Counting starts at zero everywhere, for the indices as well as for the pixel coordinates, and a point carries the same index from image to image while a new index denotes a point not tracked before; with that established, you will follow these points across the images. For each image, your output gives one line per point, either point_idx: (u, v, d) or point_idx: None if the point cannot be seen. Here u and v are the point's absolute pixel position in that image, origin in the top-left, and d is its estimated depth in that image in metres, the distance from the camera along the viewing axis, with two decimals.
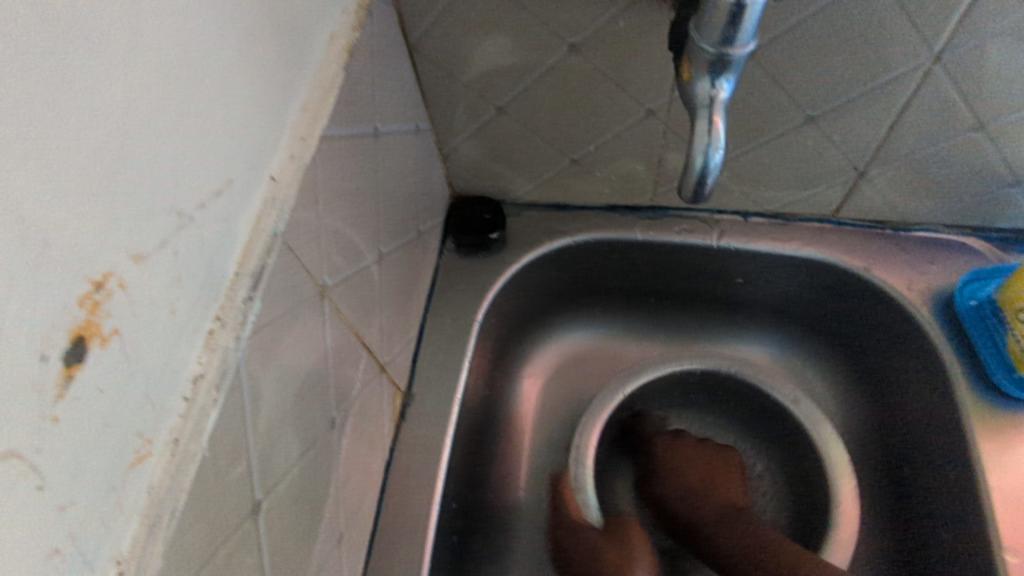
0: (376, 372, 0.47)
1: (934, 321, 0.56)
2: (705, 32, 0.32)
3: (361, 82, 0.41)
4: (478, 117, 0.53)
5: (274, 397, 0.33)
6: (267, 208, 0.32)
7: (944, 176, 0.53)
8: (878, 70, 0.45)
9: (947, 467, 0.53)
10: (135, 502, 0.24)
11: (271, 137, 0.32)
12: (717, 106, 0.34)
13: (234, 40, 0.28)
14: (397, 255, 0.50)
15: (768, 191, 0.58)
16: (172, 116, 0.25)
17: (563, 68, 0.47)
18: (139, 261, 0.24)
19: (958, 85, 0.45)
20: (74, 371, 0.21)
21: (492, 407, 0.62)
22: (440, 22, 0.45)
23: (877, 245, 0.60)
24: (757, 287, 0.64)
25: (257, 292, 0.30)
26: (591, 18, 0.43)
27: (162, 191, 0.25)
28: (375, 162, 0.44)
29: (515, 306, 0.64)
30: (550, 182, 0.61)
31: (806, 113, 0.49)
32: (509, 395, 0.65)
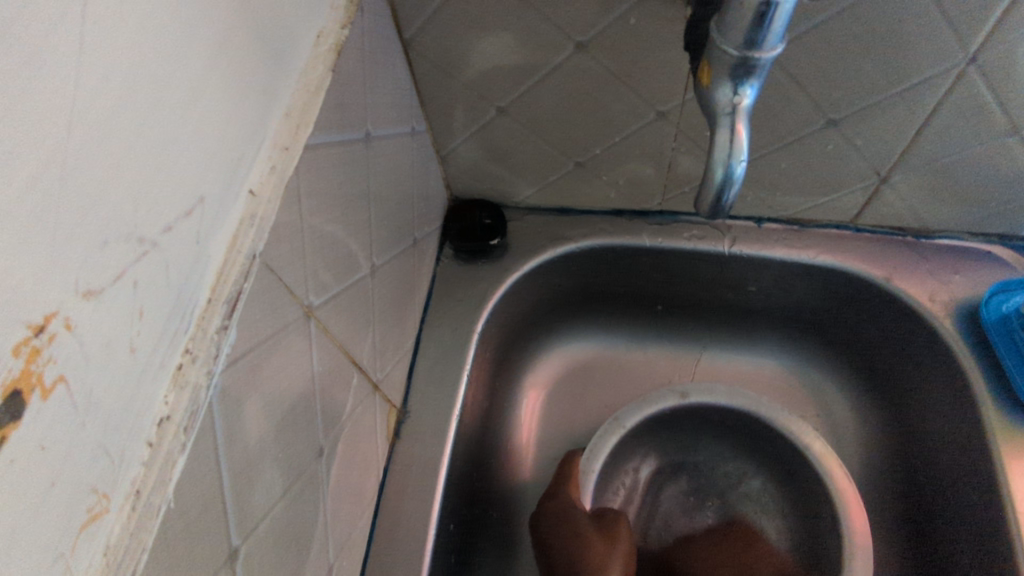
0: (369, 391, 0.44)
1: (958, 333, 0.53)
2: (728, 33, 0.29)
3: (351, 83, 0.38)
4: (478, 117, 0.50)
5: (253, 430, 0.30)
6: (245, 226, 0.29)
7: (972, 182, 0.50)
8: (907, 70, 0.41)
9: (969, 490, 0.51)
10: (88, 568, 0.21)
11: (250, 148, 0.29)
12: (739, 114, 0.31)
13: (204, 42, 0.25)
14: (392, 266, 0.47)
15: (784, 197, 0.55)
16: (132, 131, 0.22)
17: (569, 68, 0.44)
18: (90, 298, 0.21)
19: (993, 88, 0.41)
20: (8, 431, 0.18)
21: (492, 420, 0.59)
22: (436, 18, 0.42)
23: (898, 254, 0.57)
24: (770, 296, 0.61)
25: (231, 320, 0.27)
26: (601, 15, 0.40)
27: (119, 216, 0.22)
28: (367, 168, 0.41)
29: (516, 315, 0.61)
30: (554, 186, 0.58)
31: (827, 116, 0.46)
32: (511, 407, 0.62)
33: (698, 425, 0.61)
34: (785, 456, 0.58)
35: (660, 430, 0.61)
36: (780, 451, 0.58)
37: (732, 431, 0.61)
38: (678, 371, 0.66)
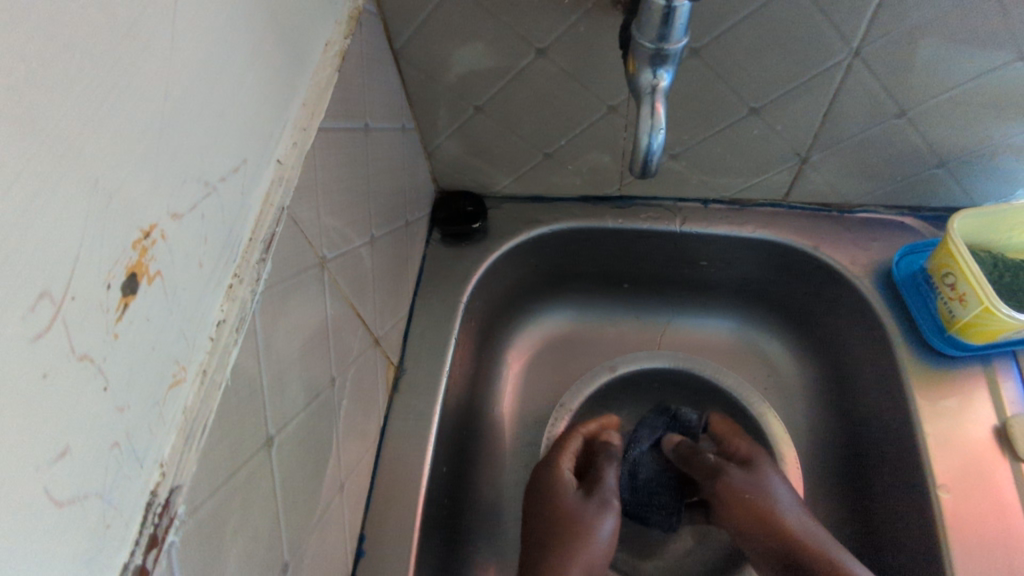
0: (370, 343, 0.52)
1: (875, 290, 0.62)
2: (645, 30, 0.38)
3: (353, 82, 0.46)
4: (458, 115, 0.59)
5: (282, 345, 0.38)
6: (275, 186, 0.37)
7: (876, 158, 0.59)
8: (808, 65, 0.51)
9: (889, 422, 0.59)
10: (174, 418, 0.29)
11: (277, 127, 0.38)
12: (658, 94, 0.40)
13: (247, 43, 0.34)
14: (387, 240, 0.56)
15: (724, 179, 0.64)
16: (200, 102, 0.30)
17: (531, 71, 0.54)
18: (176, 219, 0.29)
19: (877, 77, 0.51)
20: (129, 300, 0.26)
21: (478, 383, 0.67)
22: (421, 31, 0.51)
23: (825, 226, 0.66)
24: (720, 269, 0.70)
25: (267, 255, 0.36)
26: (555, 25, 0.49)
27: (193, 164, 0.30)
28: (366, 153, 0.50)
29: (497, 291, 0.70)
30: (527, 176, 0.66)
31: (749, 105, 0.55)
32: (495, 374, 0.70)
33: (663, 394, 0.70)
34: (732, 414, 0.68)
35: (626, 395, 0.71)
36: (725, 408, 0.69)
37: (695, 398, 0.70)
38: (646, 341, 0.74)
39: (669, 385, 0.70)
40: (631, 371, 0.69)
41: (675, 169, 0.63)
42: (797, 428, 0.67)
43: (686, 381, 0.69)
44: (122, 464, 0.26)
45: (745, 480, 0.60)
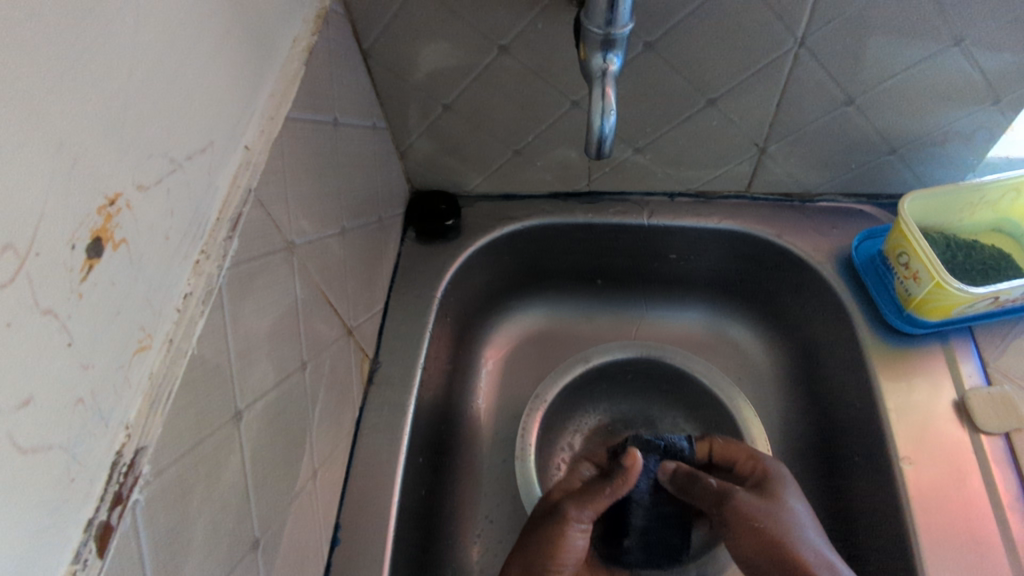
0: (344, 333, 0.53)
1: (837, 274, 0.64)
2: (593, 17, 0.40)
3: (322, 78, 0.48)
4: (428, 115, 0.61)
5: (251, 323, 0.39)
6: (243, 170, 0.39)
7: (830, 147, 0.62)
8: (758, 56, 0.53)
9: (854, 401, 0.61)
10: (139, 382, 0.30)
11: (245, 114, 0.40)
12: (608, 78, 0.42)
13: (211, 30, 0.36)
14: (360, 234, 0.57)
15: (688, 171, 0.66)
16: (165, 83, 0.32)
17: (496, 67, 0.56)
18: (141, 191, 0.30)
19: (823, 65, 0.54)
20: (94, 263, 0.27)
21: (455, 378, 0.68)
22: (388, 31, 0.53)
23: (787, 216, 0.68)
24: (689, 261, 0.72)
25: (234, 234, 0.37)
26: (515, 22, 0.51)
27: (159, 140, 0.32)
28: (336, 147, 0.52)
29: (473, 288, 0.71)
30: (498, 174, 0.68)
31: (705, 96, 0.57)
32: (472, 369, 0.71)
33: (638, 385, 0.72)
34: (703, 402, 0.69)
35: (600, 387, 0.72)
36: (696, 397, 0.70)
37: (668, 389, 0.71)
38: (620, 335, 0.76)
39: (642, 376, 0.72)
40: (607, 362, 0.71)
41: (640, 164, 0.65)
42: (769, 413, 0.69)
43: (657, 369, 0.71)
44: (87, 421, 0.27)
45: (749, 500, 0.52)
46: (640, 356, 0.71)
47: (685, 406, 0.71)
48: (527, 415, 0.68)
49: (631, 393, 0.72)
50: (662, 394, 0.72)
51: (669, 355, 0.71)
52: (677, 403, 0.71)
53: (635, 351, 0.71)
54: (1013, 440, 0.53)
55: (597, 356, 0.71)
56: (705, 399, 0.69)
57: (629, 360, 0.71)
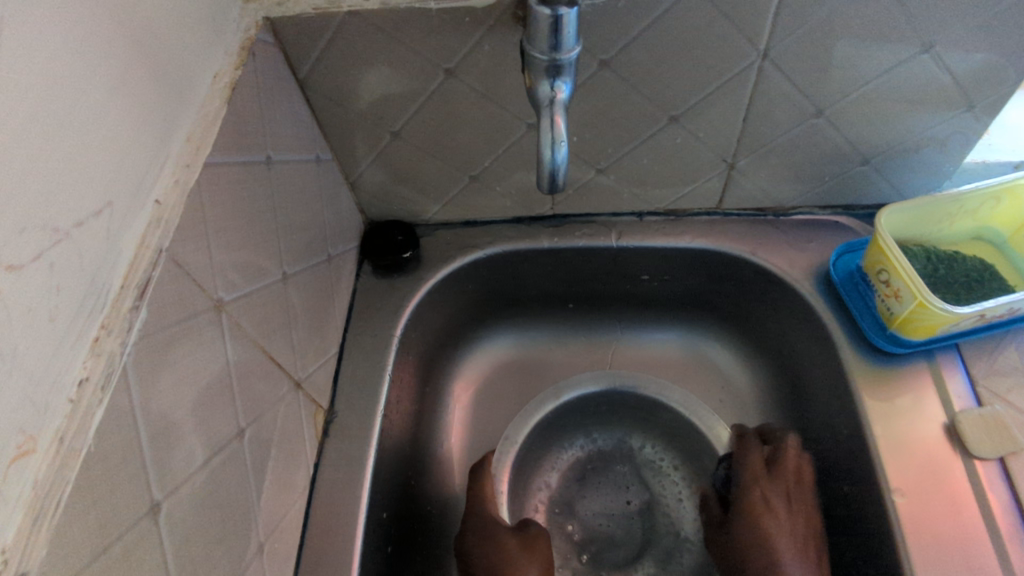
0: (290, 387, 0.49)
1: (815, 291, 0.61)
2: (535, 43, 0.37)
3: (248, 115, 0.44)
4: (376, 144, 0.57)
5: (169, 399, 0.35)
6: (152, 228, 0.35)
7: (801, 159, 0.59)
8: (721, 71, 0.50)
9: (838, 425, 0.58)
10: (20, 494, 0.26)
11: (153, 166, 0.36)
12: (557, 106, 0.39)
13: (103, 76, 0.32)
14: (306, 277, 0.53)
15: (655, 190, 0.63)
16: (45, 140, 0.28)
17: (443, 93, 0.52)
18: (13, 271, 0.26)
19: (788, 77, 0.51)
20: None
21: (421, 419, 0.64)
22: (323, 60, 0.49)
23: (761, 231, 0.65)
24: (661, 282, 0.69)
25: (142, 302, 0.33)
26: (459, 45, 0.48)
27: (36, 208, 0.27)
28: (271, 187, 0.48)
29: (437, 321, 0.67)
30: (455, 201, 0.64)
31: (667, 114, 0.54)
32: (440, 407, 0.67)
33: (611, 414, 0.71)
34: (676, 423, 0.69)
35: (575, 420, 0.70)
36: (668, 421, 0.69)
37: (641, 416, 0.70)
38: (593, 361, 0.72)
39: (615, 406, 0.70)
40: (577, 396, 0.70)
41: (605, 184, 0.62)
42: None
43: (628, 400, 0.70)
44: None
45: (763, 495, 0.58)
46: (607, 388, 0.70)
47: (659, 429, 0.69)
48: (500, 454, 0.67)
49: (604, 421, 0.71)
50: (637, 419, 0.70)
51: (637, 383, 0.70)
52: (651, 427, 0.70)
53: (601, 384, 0.70)
54: (1005, 462, 0.50)
55: (564, 391, 0.70)
56: (676, 423, 0.69)
57: (596, 393, 0.70)
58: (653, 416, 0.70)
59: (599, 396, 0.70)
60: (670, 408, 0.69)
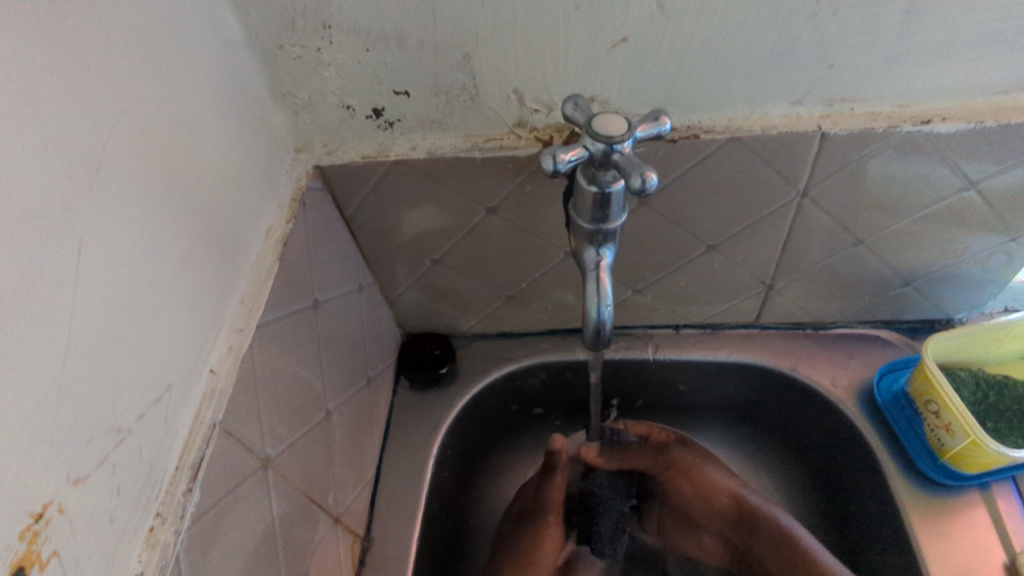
0: (330, 525, 0.49)
1: (861, 412, 0.59)
2: (582, 212, 0.38)
3: (300, 264, 0.46)
4: (416, 270, 0.58)
5: (217, 569, 0.35)
6: (207, 401, 0.36)
7: (842, 280, 0.58)
8: (759, 204, 0.50)
9: (892, 556, 0.55)
10: None
11: (210, 335, 0.37)
12: (602, 269, 0.40)
13: (166, 266, 0.33)
14: (348, 405, 0.54)
15: (693, 307, 0.62)
16: (115, 341, 0.29)
17: (484, 227, 0.53)
18: (78, 484, 0.27)
19: (828, 212, 0.51)
20: None
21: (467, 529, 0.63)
22: (369, 200, 0.51)
23: (801, 345, 0.64)
24: (699, 392, 0.67)
25: (195, 483, 0.34)
26: (502, 186, 0.49)
27: (104, 415, 0.29)
28: (316, 328, 0.48)
29: (473, 435, 0.66)
30: (492, 317, 0.64)
31: (706, 243, 0.54)
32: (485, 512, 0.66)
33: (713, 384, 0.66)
34: (795, 396, 0.63)
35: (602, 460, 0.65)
36: (782, 400, 0.64)
37: (758, 392, 0.65)
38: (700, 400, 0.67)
39: (726, 385, 0.66)
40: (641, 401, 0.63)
41: (642, 303, 0.62)
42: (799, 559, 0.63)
43: (747, 378, 0.64)
44: None
45: None
46: (736, 361, 0.64)
47: (763, 406, 0.66)
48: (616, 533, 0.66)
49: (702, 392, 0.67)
50: (748, 394, 0.66)
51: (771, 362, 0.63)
52: (766, 406, 0.66)
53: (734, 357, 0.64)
54: None
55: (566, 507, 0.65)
56: (799, 406, 0.64)
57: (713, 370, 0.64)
58: (775, 396, 0.65)
59: (723, 377, 0.65)
60: (799, 395, 0.63)
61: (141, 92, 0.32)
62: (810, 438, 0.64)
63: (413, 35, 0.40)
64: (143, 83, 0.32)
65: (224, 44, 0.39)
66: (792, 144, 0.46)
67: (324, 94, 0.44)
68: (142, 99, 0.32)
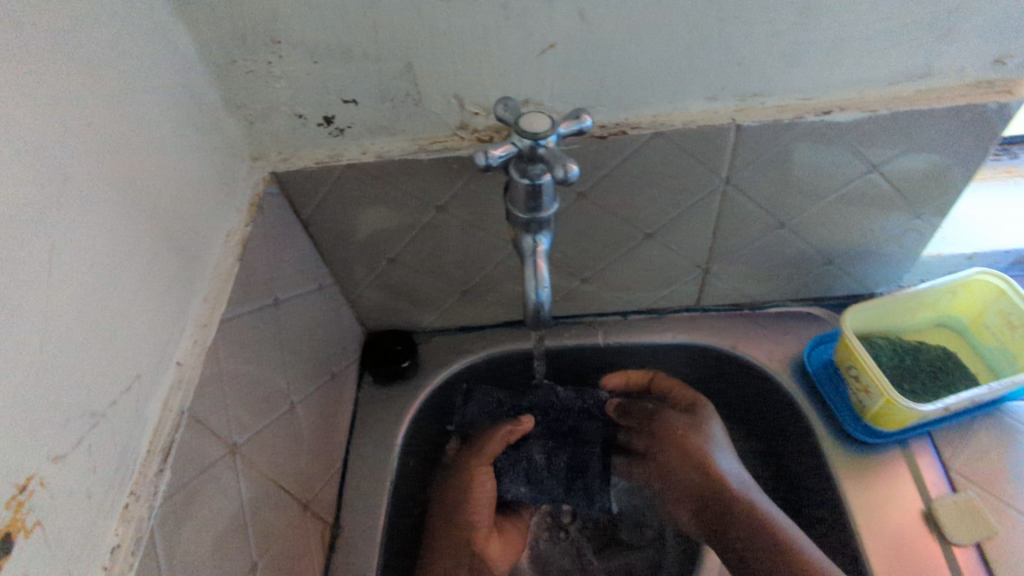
0: (298, 512, 0.52)
1: (794, 383, 0.64)
2: (517, 203, 0.42)
3: (260, 264, 0.49)
4: (374, 269, 0.61)
5: (190, 545, 0.38)
6: (175, 390, 0.39)
7: (770, 261, 0.63)
8: (687, 193, 0.55)
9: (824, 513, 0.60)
10: None
11: (175, 330, 0.40)
12: (539, 254, 0.44)
13: (132, 264, 0.36)
14: (312, 399, 0.57)
15: (637, 294, 0.67)
16: (87, 333, 0.32)
17: (435, 225, 0.57)
18: (57, 461, 0.29)
19: (750, 198, 0.56)
20: (3, 562, 0.26)
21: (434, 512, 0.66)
22: (326, 203, 0.54)
23: (740, 325, 0.69)
24: (650, 373, 0.72)
25: (166, 464, 0.36)
26: (449, 185, 0.53)
27: (79, 400, 0.31)
28: (278, 324, 0.51)
29: (438, 423, 0.69)
30: (449, 311, 0.67)
31: (643, 231, 0.59)
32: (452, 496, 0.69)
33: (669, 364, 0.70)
34: (735, 371, 0.68)
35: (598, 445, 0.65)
36: (726, 376, 0.69)
37: (705, 371, 0.70)
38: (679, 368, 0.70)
39: (675, 365, 0.70)
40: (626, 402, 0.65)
41: (589, 291, 0.66)
42: None
43: (693, 358, 0.69)
44: None
45: None
46: (683, 342, 0.68)
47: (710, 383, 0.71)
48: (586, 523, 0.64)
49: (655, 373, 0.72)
50: (695, 373, 0.70)
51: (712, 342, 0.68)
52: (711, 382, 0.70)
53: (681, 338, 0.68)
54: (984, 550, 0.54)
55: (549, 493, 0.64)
56: (741, 380, 0.68)
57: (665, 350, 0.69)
58: (720, 373, 0.69)
59: (672, 358, 0.70)
60: (740, 370, 0.68)
61: (103, 105, 0.35)
62: (753, 410, 0.68)
63: (357, 47, 0.44)
64: (105, 96, 0.35)
65: (179, 60, 0.42)
66: (711, 136, 0.50)
67: (277, 104, 0.47)
68: (104, 110, 0.35)
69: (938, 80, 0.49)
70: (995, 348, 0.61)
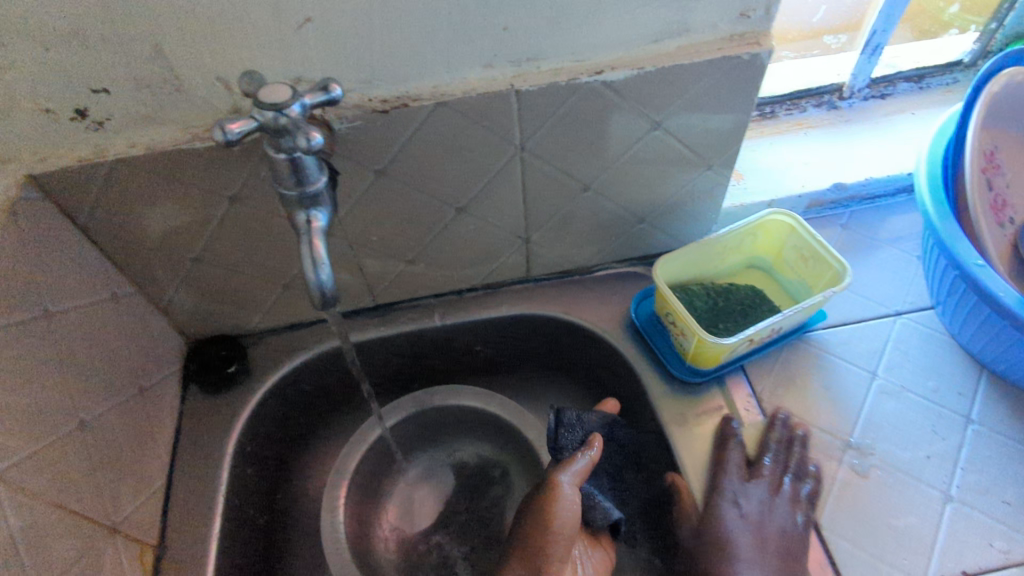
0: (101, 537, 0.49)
1: (621, 340, 0.67)
2: (283, 180, 0.42)
3: (19, 275, 0.45)
4: (178, 272, 0.58)
5: None
6: None
7: (586, 224, 0.65)
8: (485, 164, 0.56)
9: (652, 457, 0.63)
10: None
11: None
12: (315, 232, 0.43)
13: None
14: (109, 418, 0.53)
15: (466, 271, 0.67)
16: None
17: (231, 218, 0.54)
18: None
19: (548, 163, 0.58)
20: None
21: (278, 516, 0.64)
22: (101, 205, 0.50)
23: (570, 290, 0.71)
24: (493, 348, 0.73)
25: None
26: (235, 174, 0.51)
27: None
28: (52, 340, 0.47)
29: (278, 425, 0.66)
30: (275, 310, 0.65)
31: (452, 206, 0.59)
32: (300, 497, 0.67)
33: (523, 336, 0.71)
34: (570, 336, 0.70)
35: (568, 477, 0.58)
36: (564, 343, 0.71)
37: (543, 340, 0.72)
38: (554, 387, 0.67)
39: (514, 337, 0.72)
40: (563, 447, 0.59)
41: (417, 273, 0.66)
42: None
43: (530, 329, 0.70)
44: None
45: None
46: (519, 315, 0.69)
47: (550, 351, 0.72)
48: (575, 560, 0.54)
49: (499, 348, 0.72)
50: (534, 343, 0.72)
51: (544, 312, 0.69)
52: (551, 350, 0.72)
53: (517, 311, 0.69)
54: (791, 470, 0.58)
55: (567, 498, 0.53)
56: (576, 344, 0.70)
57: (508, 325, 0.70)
58: (557, 341, 0.71)
59: (512, 331, 0.71)
60: (573, 334, 0.70)
61: None
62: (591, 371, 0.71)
63: (90, 31, 0.41)
64: None
65: None
66: (493, 103, 0.51)
67: (14, 98, 0.43)
68: None
69: (696, 35, 0.52)
70: (795, 281, 0.67)
